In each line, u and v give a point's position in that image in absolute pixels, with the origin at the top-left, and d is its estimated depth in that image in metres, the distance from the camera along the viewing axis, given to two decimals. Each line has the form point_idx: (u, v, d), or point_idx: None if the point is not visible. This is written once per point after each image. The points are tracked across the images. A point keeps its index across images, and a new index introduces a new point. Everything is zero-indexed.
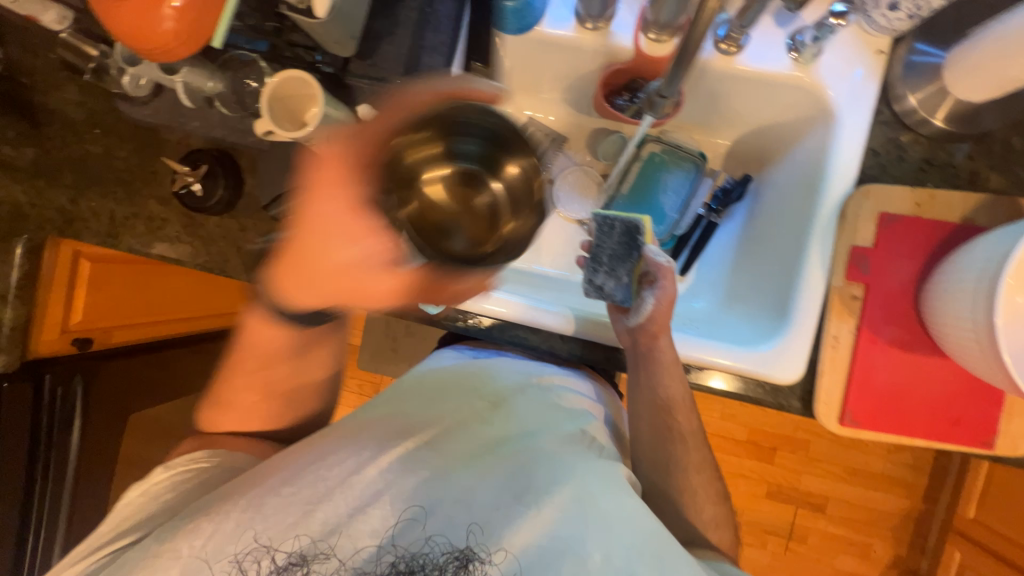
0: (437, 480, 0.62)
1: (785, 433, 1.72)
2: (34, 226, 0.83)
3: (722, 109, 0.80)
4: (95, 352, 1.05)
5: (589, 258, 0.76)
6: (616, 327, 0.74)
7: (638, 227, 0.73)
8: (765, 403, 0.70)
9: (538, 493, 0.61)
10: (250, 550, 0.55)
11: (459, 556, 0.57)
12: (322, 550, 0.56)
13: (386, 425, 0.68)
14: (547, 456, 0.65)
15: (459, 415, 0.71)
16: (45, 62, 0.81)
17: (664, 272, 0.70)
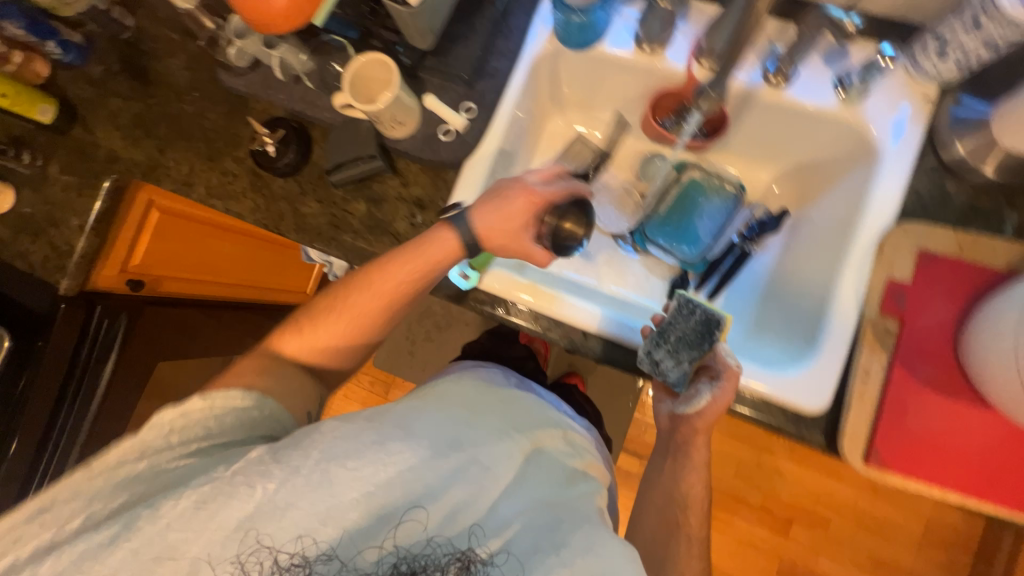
0: (472, 504, 0.56)
1: (803, 505, 1.60)
2: (123, 169, 0.93)
3: (764, 144, 0.83)
4: (139, 292, 1.11)
5: (655, 331, 0.72)
6: (660, 408, 0.77)
7: (720, 323, 0.69)
8: (786, 431, 0.68)
9: (577, 548, 0.54)
10: (253, 552, 0.49)
11: (468, 570, 0.52)
12: (325, 551, 0.51)
13: (428, 418, 0.60)
14: (589, 515, 0.59)
15: (499, 437, 0.61)
16: (168, 34, 0.94)
17: (730, 373, 0.68)
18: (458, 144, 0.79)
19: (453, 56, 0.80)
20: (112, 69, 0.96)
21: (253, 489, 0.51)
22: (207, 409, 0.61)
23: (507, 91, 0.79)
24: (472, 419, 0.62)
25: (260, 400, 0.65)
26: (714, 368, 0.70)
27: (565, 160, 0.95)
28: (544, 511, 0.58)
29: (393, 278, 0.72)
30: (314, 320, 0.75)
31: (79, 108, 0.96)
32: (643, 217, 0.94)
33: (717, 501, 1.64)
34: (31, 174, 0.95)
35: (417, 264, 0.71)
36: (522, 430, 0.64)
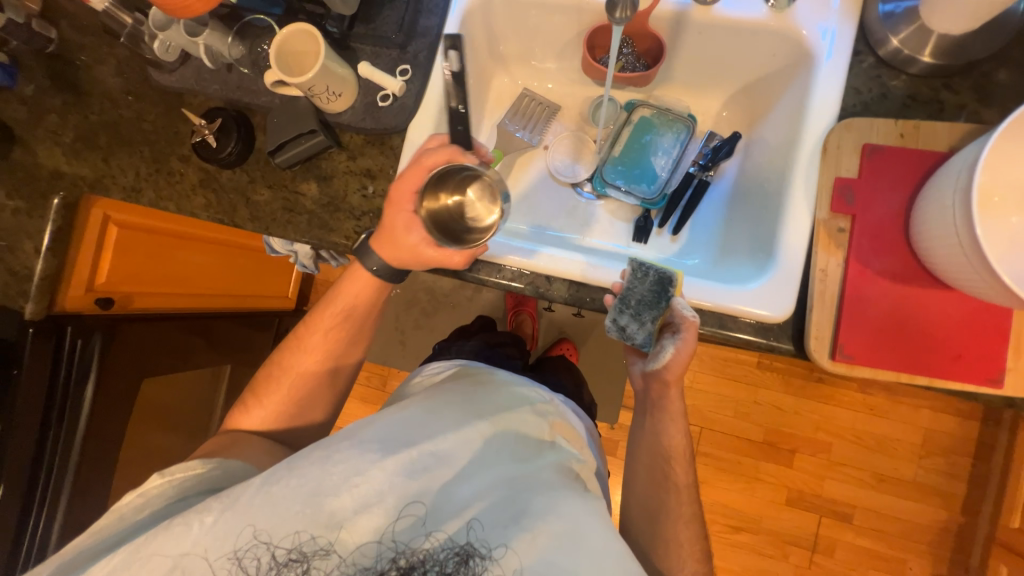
0: (438, 492, 0.60)
1: (804, 434, 1.63)
2: (69, 185, 0.91)
3: (706, 69, 0.83)
4: (111, 310, 1.10)
5: (616, 299, 0.71)
6: (633, 368, 0.83)
7: (672, 279, 0.70)
8: (756, 344, 0.68)
9: (534, 517, 0.58)
10: (250, 546, 0.56)
11: (459, 552, 0.56)
12: (322, 547, 0.57)
13: (389, 428, 0.65)
14: (550, 483, 0.63)
15: (454, 431, 0.65)
16: (94, 42, 0.92)
17: (688, 325, 0.69)
18: (398, 108, 0.78)
19: (381, 19, 0.78)
20: (42, 85, 0.93)
21: (197, 520, 0.57)
22: (166, 483, 0.66)
23: (441, 49, 0.78)
24: (429, 419, 0.66)
25: (223, 463, 0.72)
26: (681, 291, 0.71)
27: (515, 119, 0.96)
28: (505, 487, 0.61)
29: (328, 325, 0.86)
30: (269, 383, 0.86)
31: (16, 130, 0.93)
32: (599, 162, 0.94)
33: (720, 443, 1.67)
34: None
35: (343, 308, 0.86)
36: (477, 418, 0.67)
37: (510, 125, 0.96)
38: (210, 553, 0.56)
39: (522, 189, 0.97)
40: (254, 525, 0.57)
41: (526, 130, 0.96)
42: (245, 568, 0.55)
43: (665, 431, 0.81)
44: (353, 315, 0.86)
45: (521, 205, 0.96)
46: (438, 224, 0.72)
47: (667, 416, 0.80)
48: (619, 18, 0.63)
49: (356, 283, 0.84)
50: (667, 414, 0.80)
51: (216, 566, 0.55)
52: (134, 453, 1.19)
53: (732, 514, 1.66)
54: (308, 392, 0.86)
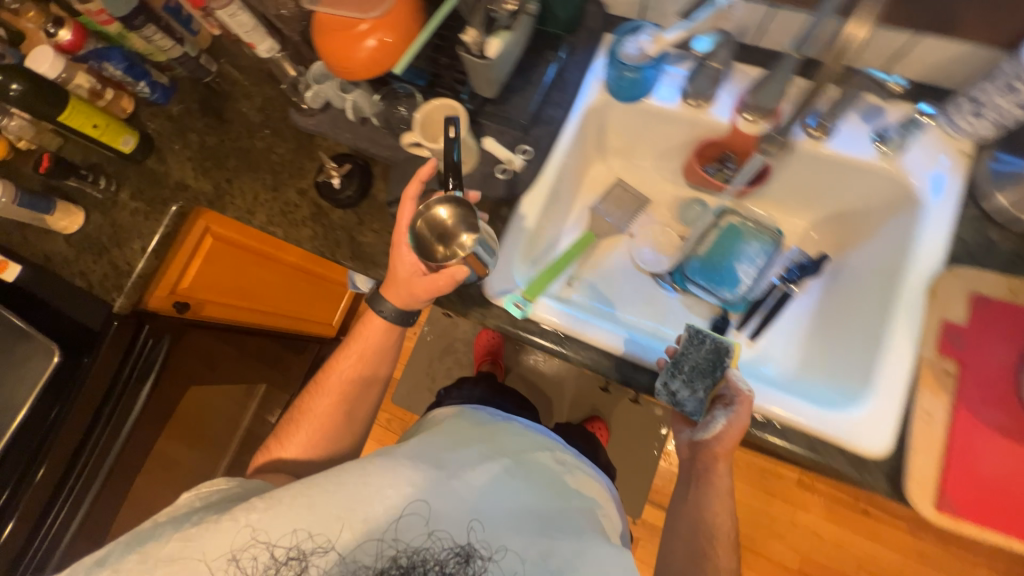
0: (451, 506, 0.66)
1: (842, 571, 1.50)
2: (190, 197, 0.98)
3: (802, 192, 0.88)
4: (185, 315, 1.14)
5: (669, 363, 0.73)
6: (679, 436, 0.77)
7: (730, 349, 0.72)
8: (848, 476, 0.65)
9: (540, 538, 0.66)
10: (248, 547, 0.61)
11: (458, 553, 0.63)
12: (320, 545, 0.62)
13: (421, 445, 0.74)
14: (554, 526, 0.68)
15: (472, 459, 0.73)
16: (245, 79, 1.03)
17: (743, 399, 0.68)
18: (512, 182, 0.83)
19: (510, 102, 0.86)
20: (191, 108, 1.04)
21: (235, 521, 0.62)
22: (195, 497, 0.69)
23: (561, 138, 0.86)
24: (454, 450, 0.74)
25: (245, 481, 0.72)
26: (771, 407, 0.69)
27: (606, 205, 1.01)
28: (517, 514, 0.68)
29: (344, 365, 0.85)
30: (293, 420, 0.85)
31: (156, 141, 1.03)
32: (683, 258, 0.97)
33: (750, 563, 1.54)
34: (102, 199, 1.01)
35: (365, 347, 0.85)
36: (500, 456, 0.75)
37: (602, 212, 1.01)
38: (221, 547, 0.61)
39: (601, 269, 1.00)
40: (275, 524, 0.62)
41: (614, 216, 1.01)
42: (248, 566, 0.61)
43: (710, 506, 0.73)
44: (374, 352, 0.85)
45: (598, 284, 0.99)
46: (421, 248, 0.75)
47: (717, 486, 0.73)
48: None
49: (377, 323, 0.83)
50: (714, 487, 0.73)
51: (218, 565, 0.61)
52: (161, 459, 1.17)
53: None
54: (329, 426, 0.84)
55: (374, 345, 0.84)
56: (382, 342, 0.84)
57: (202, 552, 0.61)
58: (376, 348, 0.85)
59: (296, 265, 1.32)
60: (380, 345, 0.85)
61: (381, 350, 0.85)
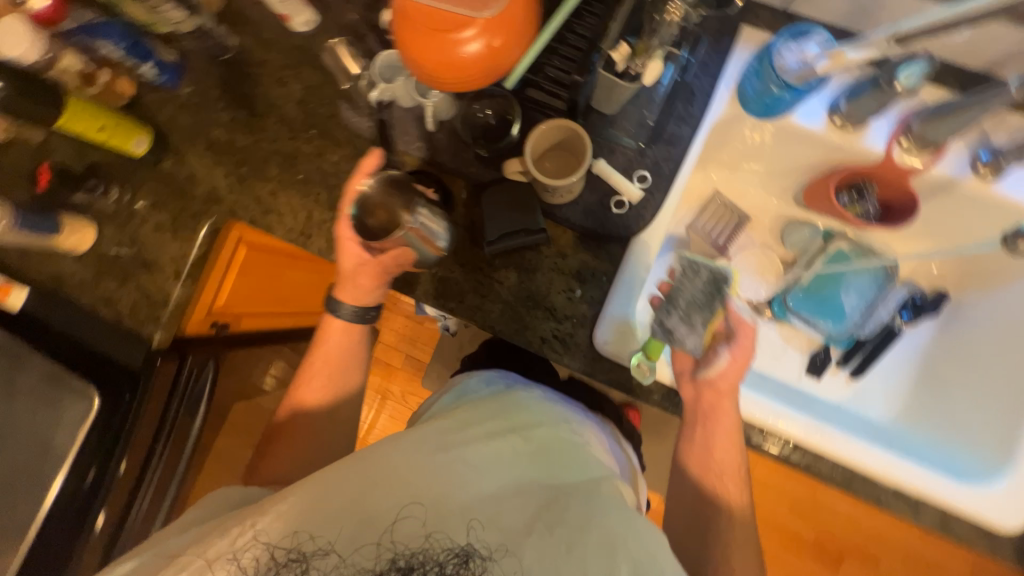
0: (447, 493, 0.50)
1: (852, 541, 1.63)
2: (225, 211, 0.83)
3: (935, 225, 0.79)
4: (224, 334, 1.02)
5: (663, 300, 0.68)
6: (680, 376, 0.70)
7: (727, 278, 0.67)
8: (975, 546, 0.66)
9: (562, 522, 0.50)
10: (247, 545, 0.48)
11: (458, 553, 0.47)
12: (322, 546, 0.48)
13: (420, 430, 0.57)
14: (591, 498, 0.53)
15: (470, 432, 0.56)
16: (275, 58, 0.83)
17: (743, 329, 0.66)
18: (631, 218, 0.72)
19: (624, 116, 0.72)
20: (210, 94, 0.85)
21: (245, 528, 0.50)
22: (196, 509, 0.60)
23: (684, 163, 0.72)
24: (450, 425, 0.57)
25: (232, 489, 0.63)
26: (901, 478, 0.68)
27: (703, 220, 0.87)
28: (530, 489, 0.53)
29: (311, 370, 0.77)
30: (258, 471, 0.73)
31: (172, 138, 0.84)
32: (784, 286, 0.89)
33: (770, 535, 1.66)
34: (115, 211, 0.85)
35: (328, 354, 0.77)
36: (511, 424, 0.58)
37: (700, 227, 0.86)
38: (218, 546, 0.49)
39: None
40: (263, 522, 0.50)
41: (716, 236, 0.87)
42: (243, 570, 0.47)
43: (717, 443, 0.67)
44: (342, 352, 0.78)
45: None
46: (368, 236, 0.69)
47: (723, 424, 0.67)
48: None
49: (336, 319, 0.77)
50: (719, 427, 0.67)
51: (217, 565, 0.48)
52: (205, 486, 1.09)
53: None
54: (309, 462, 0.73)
55: (341, 345, 0.77)
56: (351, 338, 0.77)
57: (203, 548, 0.50)
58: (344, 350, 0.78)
59: (322, 265, 1.18)
60: (347, 343, 0.77)
61: (351, 351, 0.78)
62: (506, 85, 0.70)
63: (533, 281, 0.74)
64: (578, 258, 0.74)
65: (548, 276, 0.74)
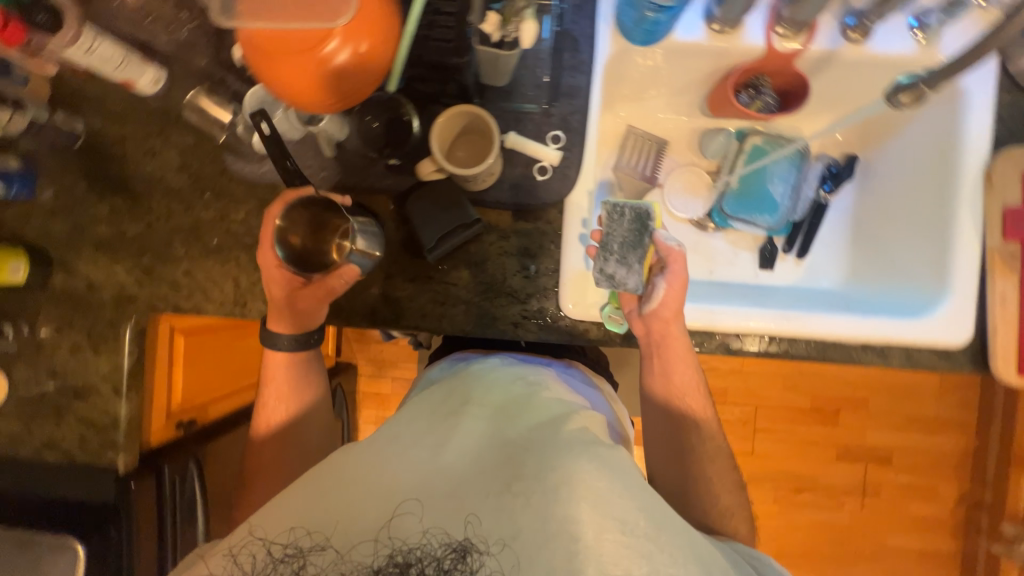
0: (432, 484, 0.52)
1: (843, 395, 1.79)
2: (143, 308, 0.76)
3: (830, 96, 0.84)
4: (197, 430, 0.94)
5: (598, 248, 0.69)
6: (631, 317, 0.70)
7: (650, 212, 0.67)
8: (940, 368, 0.73)
9: (531, 479, 0.52)
10: (244, 544, 0.49)
11: (456, 547, 0.48)
12: (318, 543, 0.49)
13: (397, 424, 0.61)
14: (561, 445, 0.56)
15: (446, 417, 0.60)
16: (135, 130, 0.75)
17: (674, 256, 0.66)
18: (559, 179, 0.72)
19: (519, 82, 0.71)
20: (77, 190, 0.76)
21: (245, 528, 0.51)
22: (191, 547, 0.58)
23: (591, 110, 0.71)
24: (423, 417, 0.61)
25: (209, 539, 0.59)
26: (836, 332, 0.74)
27: (625, 158, 0.89)
28: (492, 454, 0.56)
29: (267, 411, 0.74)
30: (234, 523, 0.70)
31: (53, 251, 0.76)
32: (717, 196, 0.92)
33: (774, 416, 1.80)
34: (18, 348, 0.76)
35: (280, 389, 0.74)
36: (466, 401, 0.62)
37: (623, 165, 0.89)
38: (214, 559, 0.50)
39: None
40: (257, 526, 0.51)
41: (641, 169, 0.90)
42: (238, 568, 0.48)
43: (674, 368, 0.71)
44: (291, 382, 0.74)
45: None
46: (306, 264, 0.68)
47: (675, 349, 0.69)
48: (901, 101, 0.62)
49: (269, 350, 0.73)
50: (672, 353, 0.70)
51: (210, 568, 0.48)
52: None
53: (793, 478, 1.81)
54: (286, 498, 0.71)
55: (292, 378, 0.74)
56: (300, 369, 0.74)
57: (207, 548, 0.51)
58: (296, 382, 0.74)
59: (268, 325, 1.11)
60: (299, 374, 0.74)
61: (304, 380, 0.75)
62: (389, 85, 0.66)
63: (488, 270, 0.73)
64: (524, 235, 0.73)
65: (499, 261, 0.73)
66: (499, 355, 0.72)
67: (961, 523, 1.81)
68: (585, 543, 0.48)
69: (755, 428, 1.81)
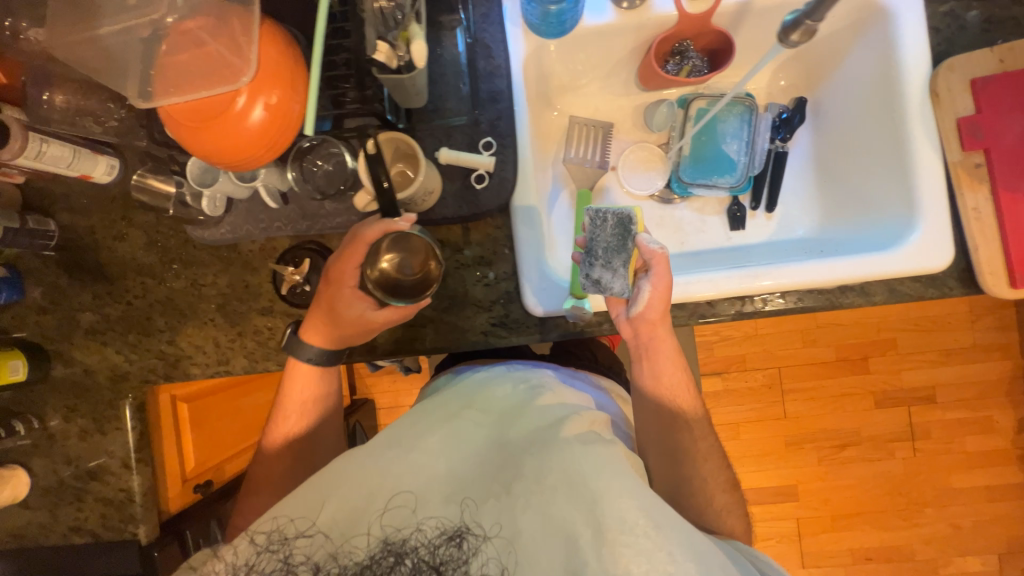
0: (429, 478, 0.55)
1: (868, 340, 1.71)
2: (138, 383, 0.80)
3: (761, 44, 0.82)
4: (214, 490, 0.97)
5: (584, 253, 0.71)
6: (618, 320, 0.71)
7: (632, 217, 0.70)
8: (928, 296, 0.70)
9: (530, 475, 0.54)
10: (237, 539, 0.51)
11: (449, 537, 0.49)
12: (306, 529, 0.50)
13: (395, 427, 0.63)
14: (555, 437, 0.58)
15: (445, 418, 0.63)
16: (101, 218, 0.79)
17: (656, 258, 0.66)
18: (498, 184, 0.72)
19: (443, 99, 0.72)
20: (60, 284, 0.80)
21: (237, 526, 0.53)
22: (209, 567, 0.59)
23: (517, 112, 0.72)
24: (423, 420, 0.64)
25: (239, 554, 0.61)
26: (805, 280, 0.71)
27: (573, 149, 0.89)
28: (494, 456, 0.59)
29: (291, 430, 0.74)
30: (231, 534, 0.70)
31: (49, 345, 0.80)
32: (673, 166, 0.90)
33: (799, 375, 1.73)
34: (33, 442, 0.80)
35: (302, 407, 0.74)
36: (467, 406, 0.65)
37: (572, 157, 0.88)
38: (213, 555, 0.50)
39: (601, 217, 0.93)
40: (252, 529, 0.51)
41: (592, 158, 0.89)
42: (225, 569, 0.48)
43: (663, 369, 0.71)
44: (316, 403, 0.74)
45: None
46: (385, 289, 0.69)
47: (664, 352, 0.70)
48: (794, 39, 0.58)
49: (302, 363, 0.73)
50: (661, 354, 0.70)
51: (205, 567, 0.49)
52: None
53: (833, 435, 1.73)
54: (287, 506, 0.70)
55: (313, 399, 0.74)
56: (321, 390, 0.74)
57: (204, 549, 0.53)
58: (317, 404, 0.74)
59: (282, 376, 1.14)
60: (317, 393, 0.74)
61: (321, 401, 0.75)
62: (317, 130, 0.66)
63: (452, 285, 0.74)
64: (481, 244, 0.74)
65: (461, 274, 0.74)
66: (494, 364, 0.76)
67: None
68: (581, 542, 0.49)
69: (783, 390, 1.73)
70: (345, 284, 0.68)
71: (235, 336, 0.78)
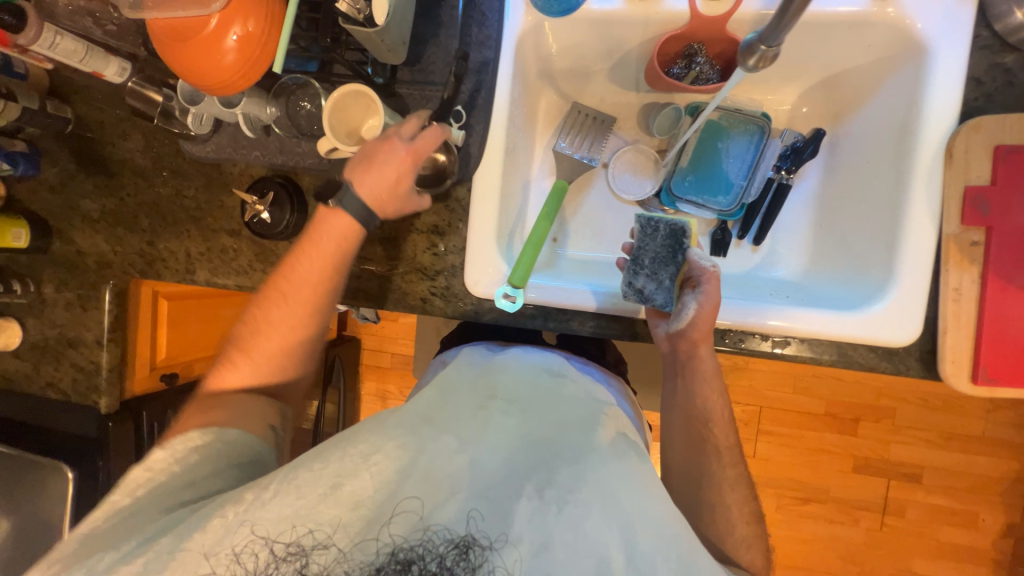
0: (440, 475, 0.51)
1: (865, 402, 1.59)
2: (119, 272, 0.87)
3: (786, 62, 0.75)
4: (178, 385, 1.08)
5: (630, 260, 0.72)
6: (655, 332, 0.71)
7: (685, 231, 0.70)
8: (880, 369, 0.66)
9: (562, 484, 0.52)
10: (245, 542, 0.46)
11: (458, 543, 0.47)
12: (321, 540, 0.47)
13: (405, 409, 0.60)
14: (581, 448, 0.57)
15: (470, 413, 0.59)
16: (110, 115, 0.85)
17: (708, 276, 0.65)
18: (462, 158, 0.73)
19: (430, 61, 0.72)
20: (69, 169, 0.87)
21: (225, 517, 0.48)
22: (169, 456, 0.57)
23: (496, 87, 0.72)
24: (445, 403, 0.61)
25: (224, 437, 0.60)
26: (813, 330, 0.65)
27: (568, 137, 0.85)
28: (525, 455, 0.55)
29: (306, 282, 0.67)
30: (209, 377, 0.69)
31: (52, 221, 0.89)
32: (666, 174, 0.85)
33: (778, 419, 1.63)
34: (29, 302, 0.91)
35: (321, 263, 0.67)
36: (493, 398, 0.61)
37: (563, 145, 0.85)
38: (217, 540, 0.47)
39: (582, 210, 0.88)
40: (258, 518, 0.47)
41: (581, 150, 0.85)
42: (241, 569, 0.46)
43: (701, 393, 0.70)
44: (337, 273, 0.68)
45: (583, 230, 0.88)
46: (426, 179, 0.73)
47: (703, 368, 0.69)
48: (753, 66, 0.48)
49: (336, 218, 0.67)
50: (702, 372, 0.69)
51: (209, 562, 0.46)
52: None
53: (800, 487, 1.64)
54: (267, 361, 0.68)
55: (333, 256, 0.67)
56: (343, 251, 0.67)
57: (201, 540, 0.47)
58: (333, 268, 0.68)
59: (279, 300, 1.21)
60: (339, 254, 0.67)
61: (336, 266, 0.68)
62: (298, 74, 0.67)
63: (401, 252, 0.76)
64: (442, 214, 0.76)
65: (418, 239, 0.76)
66: (518, 349, 0.72)
67: (1004, 556, 1.58)
68: (611, 563, 0.47)
69: (757, 429, 1.65)
70: (413, 164, 0.65)
71: (202, 250, 0.83)
